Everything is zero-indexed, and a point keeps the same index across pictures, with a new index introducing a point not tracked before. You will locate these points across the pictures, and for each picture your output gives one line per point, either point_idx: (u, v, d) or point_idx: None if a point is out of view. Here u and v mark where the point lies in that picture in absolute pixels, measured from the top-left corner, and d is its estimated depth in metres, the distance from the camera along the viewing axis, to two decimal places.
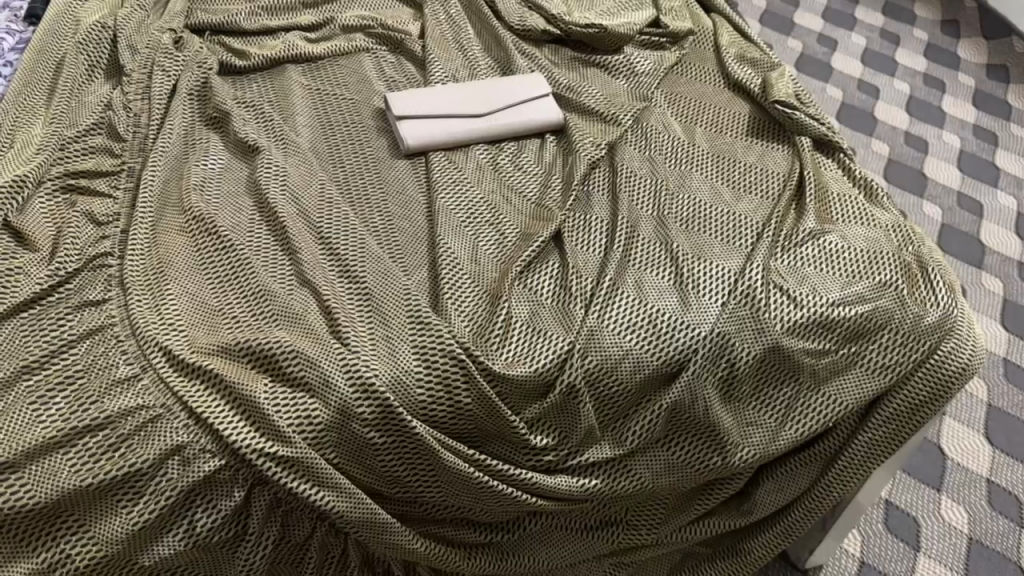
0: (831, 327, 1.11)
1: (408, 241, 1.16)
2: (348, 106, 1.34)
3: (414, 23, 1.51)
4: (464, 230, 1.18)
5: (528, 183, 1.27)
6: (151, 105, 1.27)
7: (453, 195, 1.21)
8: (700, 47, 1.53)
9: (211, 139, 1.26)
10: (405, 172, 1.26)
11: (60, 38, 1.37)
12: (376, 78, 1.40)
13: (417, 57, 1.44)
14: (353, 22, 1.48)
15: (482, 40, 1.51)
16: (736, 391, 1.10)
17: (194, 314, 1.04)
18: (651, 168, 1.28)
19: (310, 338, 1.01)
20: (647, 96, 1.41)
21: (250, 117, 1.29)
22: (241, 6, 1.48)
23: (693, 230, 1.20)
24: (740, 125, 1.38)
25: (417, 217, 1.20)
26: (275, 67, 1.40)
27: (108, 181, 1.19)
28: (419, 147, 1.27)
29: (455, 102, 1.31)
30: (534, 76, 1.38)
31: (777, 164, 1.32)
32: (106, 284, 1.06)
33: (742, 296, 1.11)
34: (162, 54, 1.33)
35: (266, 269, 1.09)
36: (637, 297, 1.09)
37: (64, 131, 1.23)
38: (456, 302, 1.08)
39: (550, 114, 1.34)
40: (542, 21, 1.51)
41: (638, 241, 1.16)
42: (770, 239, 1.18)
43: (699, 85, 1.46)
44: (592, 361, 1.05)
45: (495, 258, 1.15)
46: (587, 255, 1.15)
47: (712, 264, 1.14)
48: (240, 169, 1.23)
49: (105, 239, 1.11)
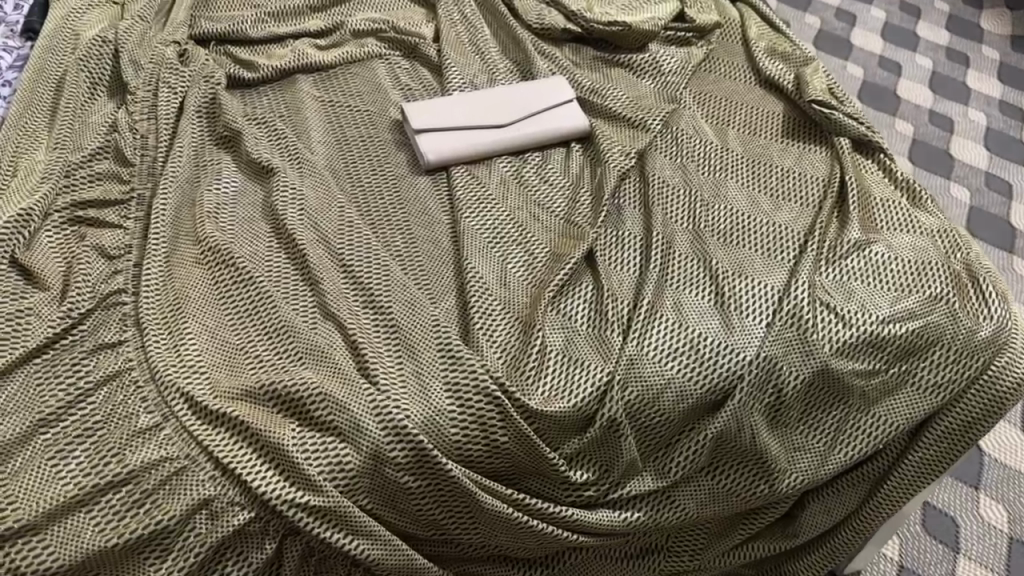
0: (880, 346, 1.06)
1: (433, 266, 1.10)
2: (364, 118, 1.28)
3: (428, 25, 1.44)
4: (491, 251, 1.12)
5: (556, 196, 1.21)
6: (159, 126, 1.22)
7: (478, 214, 1.16)
8: (728, 42, 1.46)
9: (223, 160, 1.20)
10: (425, 189, 1.20)
11: (60, 55, 1.31)
12: (391, 87, 1.34)
13: (433, 63, 1.38)
14: (365, 27, 1.41)
15: (500, 41, 1.44)
16: (783, 416, 1.05)
17: (215, 354, 0.99)
18: (683, 177, 1.22)
19: (336, 378, 0.96)
20: (676, 97, 1.34)
21: (263, 135, 1.23)
22: (247, 14, 1.42)
23: (732, 243, 1.14)
24: (775, 125, 1.32)
25: (442, 238, 1.14)
26: (285, 78, 1.34)
27: (118, 210, 1.14)
28: (439, 161, 1.21)
29: (474, 113, 1.25)
30: (555, 80, 1.32)
31: (815, 167, 1.25)
32: (122, 323, 1.02)
33: (787, 317, 1.05)
34: (168, 69, 1.28)
35: (288, 302, 1.04)
36: (677, 320, 1.04)
37: (69, 156, 1.18)
38: (487, 333, 1.02)
39: (574, 121, 1.27)
40: (562, 19, 1.44)
41: (675, 258, 1.10)
42: (814, 253, 1.13)
43: (729, 82, 1.39)
44: (632, 392, 0.99)
45: (525, 281, 1.10)
46: (622, 275, 1.09)
47: (754, 282, 1.09)
48: (254, 192, 1.17)
49: (117, 275, 1.06)
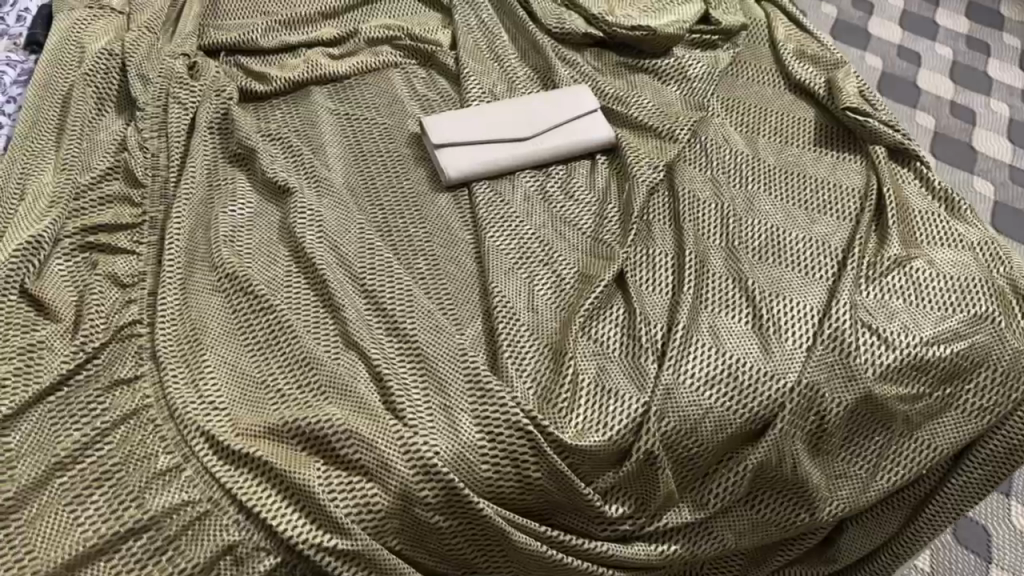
0: (924, 369, 1.02)
1: (458, 289, 1.06)
2: (381, 131, 1.24)
3: (445, 31, 1.39)
4: (517, 273, 1.08)
5: (582, 211, 1.16)
6: (170, 144, 1.18)
7: (503, 233, 1.12)
8: (755, 44, 1.41)
9: (237, 179, 1.16)
10: (447, 207, 1.16)
11: (66, 69, 1.27)
12: (408, 98, 1.30)
13: (451, 71, 1.34)
14: (379, 35, 1.37)
15: (518, 47, 1.39)
16: (824, 443, 1.01)
17: (235, 389, 0.95)
18: (714, 190, 1.18)
19: (362, 413, 0.92)
20: (703, 104, 1.30)
21: (278, 152, 1.19)
22: (258, 23, 1.38)
23: (767, 261, 1.10)
24: (807, 133, 1.27)
25: (466, 259, 1.10)
26: (299, 90, 1.29)
27: (131, 234, 1.10)
28: (461, 177, 1.17)
29: (495, 126, 1.21)
30: (578, 89, 1.27)
31: (850, 178, 1.21)
32: (138, 357, 0.98)
33: (829, 340, 1.01)
34: (178, 84, 1.23)
35: (309, 331, 1.00)
36: (713, 345, 1.00)
37: (78, 177, 1.14)
38: (517, 361, 0.98)
39: (599, 133, 1.23)
40: (583, 23, 1.39)
41: (708, 279, 1.06)
42: (853, 270, 1.08)
43: (758, 88, 1.34)
44: (669, 424, 0.95)
45: (554, 304, 1.05)
46: (655, 297, 1.05)
47: (792, 304, 1.05)
48: (270, 213, 1.13)
49: (132, 304, 1.02)
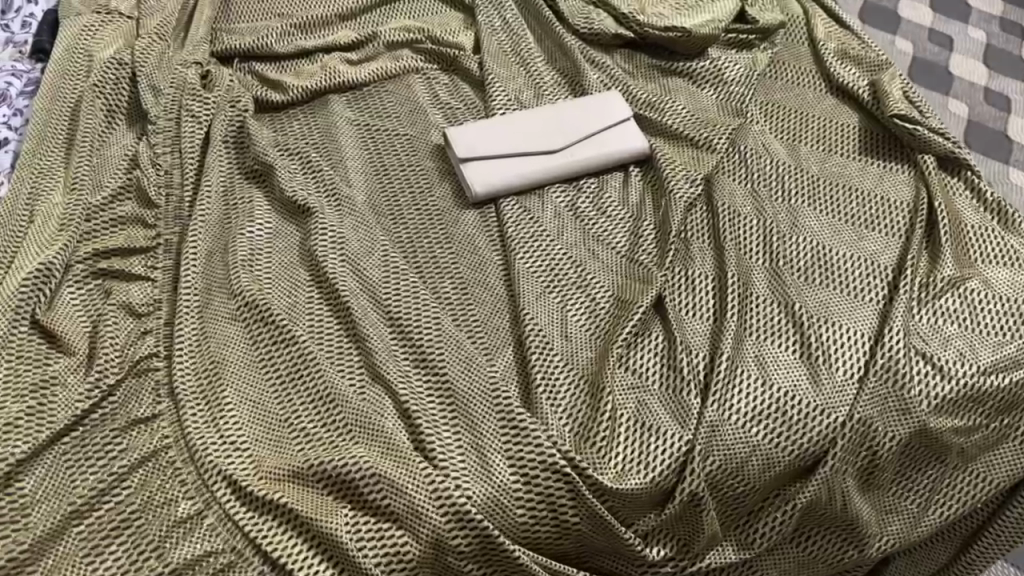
0: (981, 400, 0.97)
1: (487, 315, 1.01)
2: (404, 143, 1.19)
3: (468, 33, 1.33)
4: (550, 297, 1.03)
5: (616, 228, 1.11)
6: (183, 160, 1.12)
7: (533, 253, 1.06)
8: (793, 43, 1.34)
9: (254, 198, 1.11)
10: (474, 225, 1.11)
11: (74, 79, 1.21)
12: (430, 107, 1.24)
13: (475, 77, 1.28)
14: (399, 38, 1.31)
15: (545, 48, 1.33)
16: (875, 478, 0.96)
17: (256, 428, 0.90)
18: (756, 204, 1.11)
19: (390, 454, 0.87)
20: (741, 111, 1.23)
21: (296, 168, 1.14)
22: (272, 26, 1.32)
23: (813, 283, 1.04)
24: (851, 141, 1.21)
25: (495, 283, 1.05)
26: (316, 98, 1.24)
27: (146, 259, 1.05)
28: (488, 193, 1.12)
29: (523, 138, 1.15)
30: (609, 95, 1.21)
31: (898, 190, 1.15)
32: (155, 394, 0.93)
33: (881, 371, 0.96)
34: (190, 95, 1.18)
35: (333, 363, 0.95)
36: (759, 377, 0.94)
37: (89, 197, 1.09)
38: (551, 397, 0.93)
39: (631, 143, 1.17)
40: (613, 23, 1.32)
41: (752, 304, 1.00)
42: (905, 293, 1.02)
43: (798, 91, 1.27)
44: (715, 462, 0.90)
45: (588, 331, 1.00)
46: (695, 323, 1.00)
47: (840, 330, 0.99)
48: (290, 234, 1.08)
49: (147, 335, 0.98)
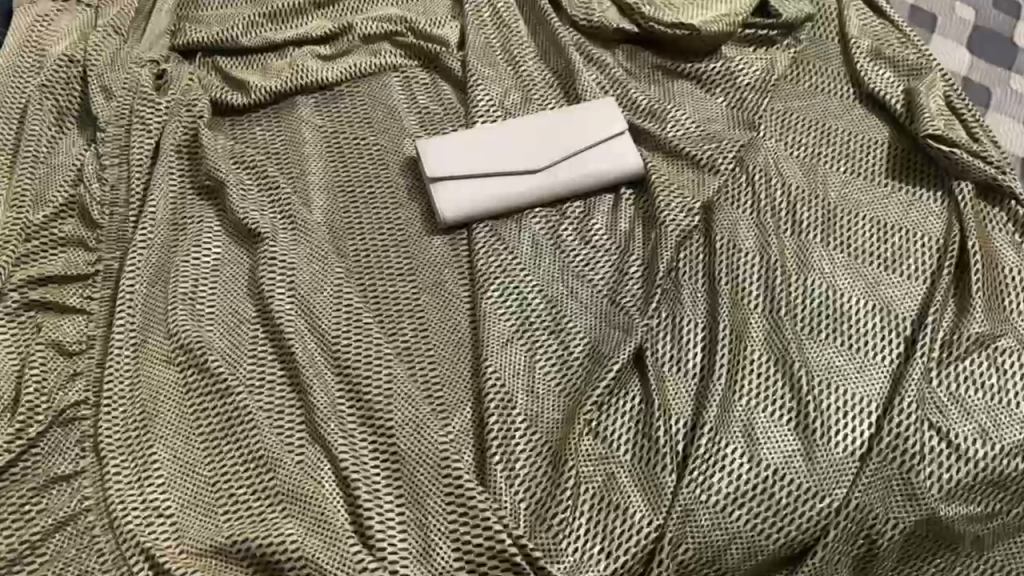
0: (1000, 484, 0.85)
1: (446, 364, 0.91)
2: (373, 156, 1.08)
3: (454, 23, 1.20)
4: (517, 343, 0.92)
5: (599, 261, 0.99)
6: (130, 174, 1.03)
7: (503, 291, 0.95)
8: (821, 40, 1.18)
9: (205, 219, 1.02)
10: (442, 255, 1.00)
11: (23, 77, 1.12)
12: (406, 112, 1.12)
13: (457, 77, 1.15)
14: (376, 30, 1.18)
15: (539, 43, 1.20)
16: (873, 568, 0.84)
17: (183, 491, 0.83)
18: (761, 237, 0.98)
19: (321, 532, 0.80)
20: (753, 122, 1.09)
21: (252, 184, 1.04)
22: (241, 14, 1.20)
23: (817, 336, 0.92)
24: (877, 161, 1.06)
25: (460, 324, 0.94)
26: (282, 101, 1.13)
27: (84, 288, 0.97)
28: (458, 220, 1.01)
29: (501, 155, 1.03)
30: (604, 103, 1.07)
31: (927, 224, 1.01)
32: (80, 447, 0.86)
33: (886, 450, 0.84)
34: (142, 99, 1.08)
35: (271, 420, 0.87)
36: (746, 452, 0.83)
37: (30, 215, 1.01)
38: (508, 468, 0.83)
39: (623, 162, 1.04)
40: (615, 15, 1.18)
41: (746, 361, 0.88)
42: (924, 354, 0.89)
43: (821, 98, 1.13)
44: (687, 551, 0.80)
45: (558, 387, 0.89)
46: (678, 381, 0.88)
47: (843, 397, 0.87)
48: (240, 262, 0.99)
49: (77, 378, 0.90)
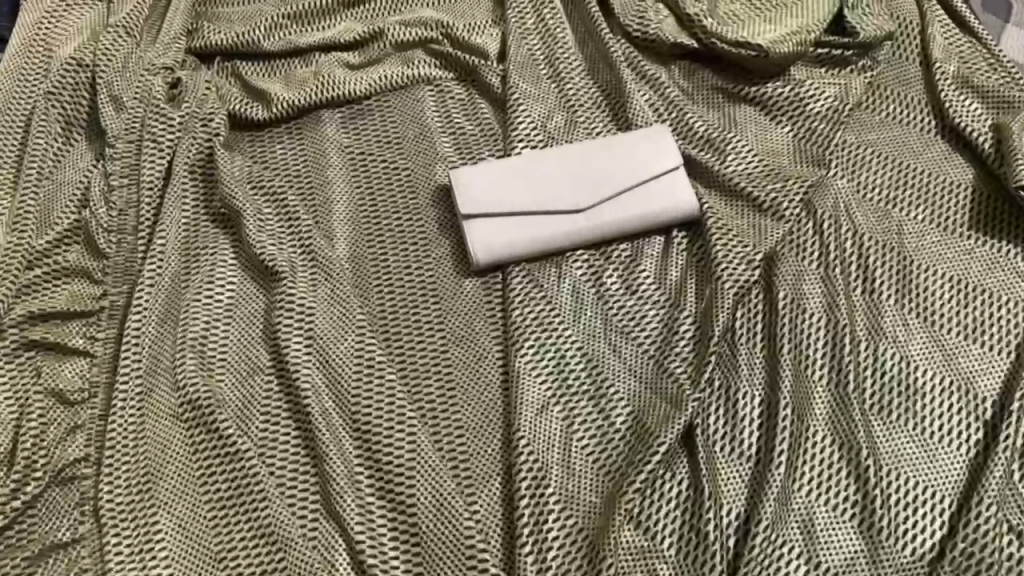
0: None
1: (475, 432, 0.83)
2: (403, 184, 0.99)
3: (494, 31, 1.10)
4: (553, 410, 0.83)
5: (646, 316, 0.90)
6: (140, 199, 0.95)
7: (540, 349, 0.87)
8: (900, 61, 1.07)
9: (220, 251, 0.94)
10: (474, 302, 0.91)
11: (28, 82, 1.04)
12: (440, 132, 1.03)
13: (496, 94, 1.05)
14: (409, 37, 1.09)
15: (587, 55, 1.09)
16: None
17: (187, 567, 0.77)
18: (827, 296, 0.89)
19: None
20: (822, 158, 0.98)
21: (271, 213, 0.95)
22: (264, 14, 1.11)
23: (887, 417, 0.82)
24: (959, 209, 0.96)
25: (491, 385, 0.86)
26: (306, 115, 1.04)
27: (87, 325, 0.90)
28: (492, 263, 0.92)
29: (540, 191, 0.94)
30: (657, 134, 0.97)
31: (1014, 286, 0.90)
32: (79, 510, 0.80)
33: (960, 558, 0.76)
34: (154, 114, 1.00)
35: (283, 490, 0.80)
36: (804, 553, 0.76)
37: (33, 240, 0.94)
38: (539, 559, 0.75)
39: (677, 202, 0.94)
40: (672, 28, 1.07)
41: (806, 447, 0.80)
42: (1007, 446, 0.80)
43: (899, 131, 1.01)
44: None
45: (597, 463, 0.81)
46: (731, 465, 0.80)
47: (914, 492, 0.78)
48: (255, 301, 0.91)
49: (77, 431, 0.84)
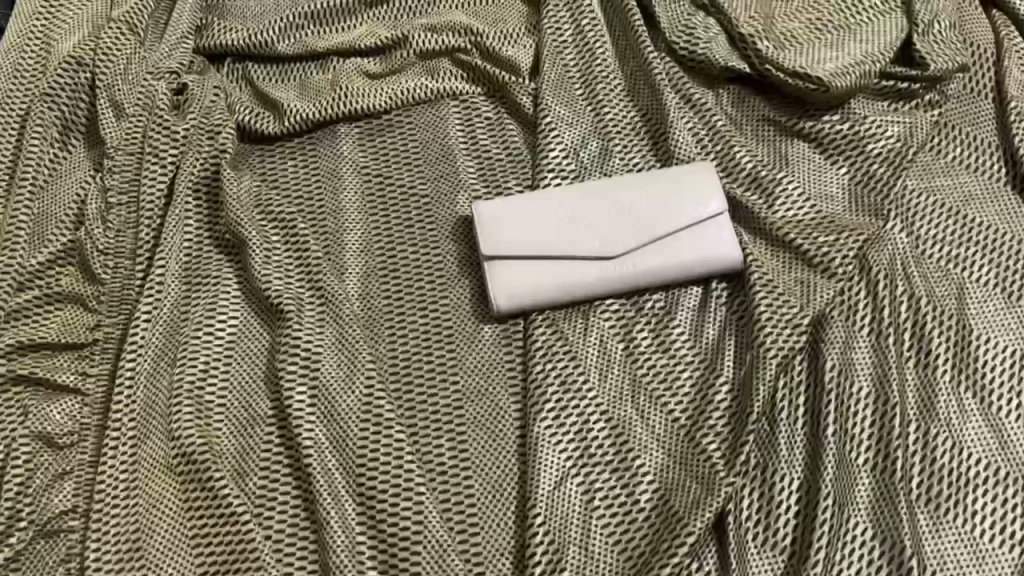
0: None
1: (489, 503, 0.77)
2: (422, 213, 0.91)
3: (528, 42, 1.01)
4: (572, 483, 0.77)
5: (678, 379, 0.82)
6: (139, 220, 0.89)
7: (562, 413, 0.80)
8: (972, 98, 0.97)
9: (223, 281, 0.87)
10: (493, 352, 0.84)
11: (24, 81, 0.97)
12: (464, 155, 0.95)
13: (527, 114, 0.97)
14: (435, 45, 1.00)
15: (628, 73, 1.00)
16: None
17: None
18: (878, 368, 0.81)
19: None
20: (880, 206, 0.90)
21: (279, 241, 0.89)
22: (280, 12, 1.03)
23: (935, 511, 0.75)
24: None
25: (508, 450, 0.80)
26: (320, 128, 0.97)
27: (79, 358, 0.85)
28: (515, 309, 0.85)
29: (570, 233, 0.86)
30: (701, 174, 0.89)
31: None
32: (64, 565, 0.76)
33: None
34: (156, 125, 0.92)
35: (281, 558, 0.75)
36: None
37: (24, 260, 0.88)
38: None
39: (718, 253, 0.86)
40: (723, 49, 0.98)
41: (846, 543, 0.73)
42: None
43: (966, 178, 0.92)
44: None
45: (616, 547, 0.75)
46: (762, 557, 0.74)
47: None
48: (258, 340, 0.85)
49: (65, 478, 0.79)
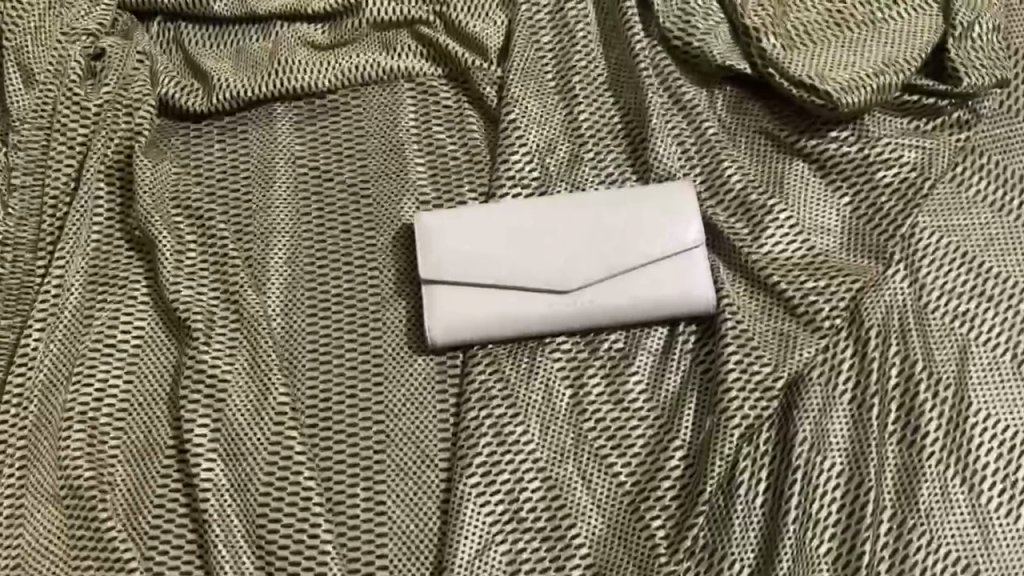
0: None
1: (402, 567, 0.69)
2: (360, 219, 0.81)
3: (502, 19, 0.88)
4: (496, 552, 0.69)
5: (628, 437, 0.73)
6: (43, 207, 0.79)
7: (492, 470, 0.71)
8: (1007, 118, 0.83)
9: (130, 285, 0.78)
10: (424, 389, 0.75)
11: None
12: (413, 150, 0.83)
13: (489, 105, 0.84)
14: (392, 16, 0.88)
15: (612, 61, 0.87)
16: None
17: None
18: (855, 444, 0.71)
19: None
20: (883, 247, 0.78)
21: (194, 242, 0.78)
22: None
23: None
24: None
25: (430, 507, 0.71)
26: (254, 107, 0.85)
27: None
28: (451, 342, 0.75)
29: (521, 259, 0.75)
30: (678, 198, 0.77)
31: None
32: None
33: None
34: (66, 99, 0.82)
35: None
36: None
37: None
38: None
39: (689, 293, 0.75)
40: (723, 42, 0.84)
41: None
42: None
43: (987, 217, 0.80)
44: None
45: None
46: None
47: None
48: (165, 356, 0.76)
49: None
